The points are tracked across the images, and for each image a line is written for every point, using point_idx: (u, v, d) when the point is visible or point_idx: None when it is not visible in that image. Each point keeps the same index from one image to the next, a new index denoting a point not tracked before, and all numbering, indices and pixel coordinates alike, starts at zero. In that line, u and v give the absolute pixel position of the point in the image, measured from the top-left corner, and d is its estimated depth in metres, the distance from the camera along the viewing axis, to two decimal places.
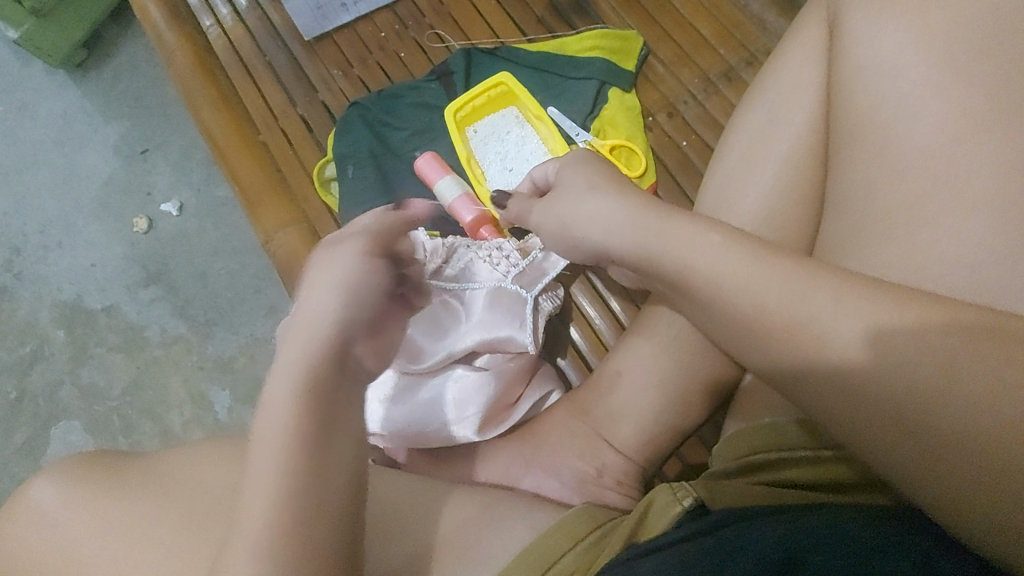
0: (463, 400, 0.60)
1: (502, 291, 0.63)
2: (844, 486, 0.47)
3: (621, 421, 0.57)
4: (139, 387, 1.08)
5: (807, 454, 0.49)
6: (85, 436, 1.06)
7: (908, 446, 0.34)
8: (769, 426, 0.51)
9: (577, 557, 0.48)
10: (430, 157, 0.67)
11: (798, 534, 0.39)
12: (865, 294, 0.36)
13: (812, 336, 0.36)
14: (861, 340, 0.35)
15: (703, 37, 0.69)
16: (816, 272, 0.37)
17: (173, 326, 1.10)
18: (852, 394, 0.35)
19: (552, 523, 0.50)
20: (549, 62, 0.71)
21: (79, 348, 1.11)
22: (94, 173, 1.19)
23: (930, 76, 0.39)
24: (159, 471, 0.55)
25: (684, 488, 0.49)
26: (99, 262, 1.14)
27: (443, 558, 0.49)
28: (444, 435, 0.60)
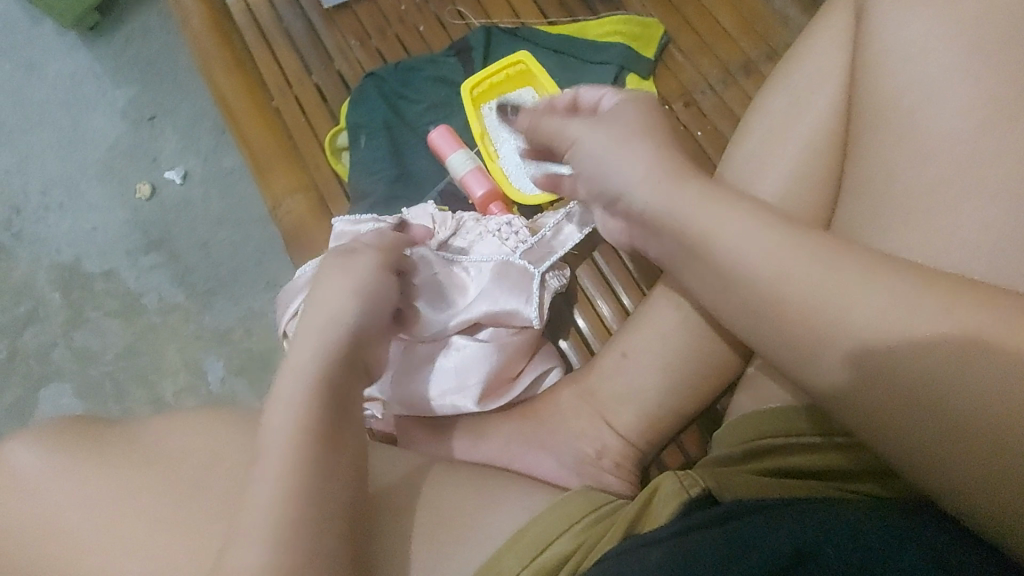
0: (465, 368, 0.61)
1: (511, 265, 0.62)
2: (851, 474, 0.48)
3: (622, 405, 0.57)
4: (134, 353, 1.07)
5: (814, 440, 0.49)
6: (77, 399, 1.05)
7: (926, 434, 0.34)
8: (776, 411, 0.51)
9: (569, 540, 0.48)
10: (444, 129, 0.66)
11: (809, 525, 0.39)
12: (886, 277, 0.35)
13: (835, 318, 0.36)
14: (880, 325, 0.35)
15: (724, 28, 0.69)
16: (839, 253, 0.37)
17: (172, 294, 1.09)
18: (875, 371, 0.35)
19: (547, 505, 0.51)
20: (569, 44, 0.71)
21: (75, 311, 1.10)
22: (100, 136, 1.18)
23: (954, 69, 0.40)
24: (156, 428, 0.55)
25: (691, 476, 0.49)
26: (100, 226, 1.13)
27: (437, 530, 0.49)
28: (444, 403, 0.60)
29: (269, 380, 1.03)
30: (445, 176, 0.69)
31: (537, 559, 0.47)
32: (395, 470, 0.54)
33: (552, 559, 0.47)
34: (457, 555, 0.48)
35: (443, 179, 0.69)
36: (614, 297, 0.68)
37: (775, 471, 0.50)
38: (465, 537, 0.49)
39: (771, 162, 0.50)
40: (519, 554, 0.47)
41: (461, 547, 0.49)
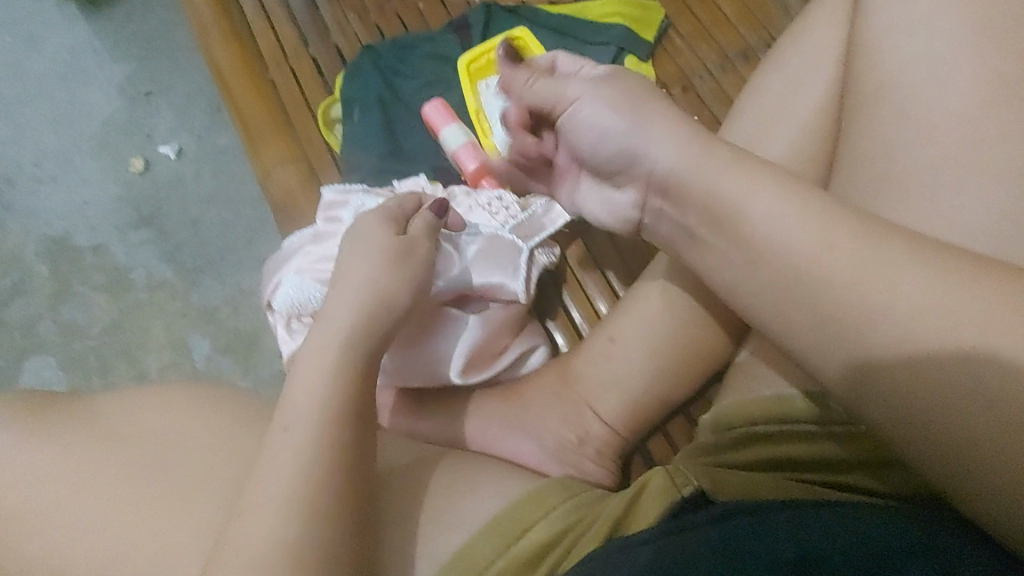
0: (452, 340, 0.60)
1: (499, 241, 0.62)
2: (848, 464, 0.47)
3: (607, 390, 0.56)
4: (120, 329, 1.06)
5: (812, 430, 0.48)
6: (59, 373, 1.04)
7: (961, 432, 0.32)
8: (772, 399, 0.50)
9: (549, 526, 0.48)
10: (439, 104, 0.66)
11: (811, 529, 0.39)
12: (900, 253, 0.34)
13: (853, 304, 0.34)
14: (910, 315, 0.33)
15: (725, 14, 0.69)
16: (858, 228, 0.35)
17: (160, 271, 1.08)
18: (890, 364, 0.33)
19: (525, 491, 0.50)
20: (569, 25, 0.71)
21: (62, 285, 1.08)
22: (95, 110, 1.16)
23: (936, 71, 0.41)
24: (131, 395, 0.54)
25: (683, 475, 0.48)
26: (91, 200, 1.12)
27: (413, 508, 0.49)
28: (424, 373, 0.60)
29: (255, 361, 1.02)
30: (438, 151, 0.68)
31: (513, 547, 0.46)
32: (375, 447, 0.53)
33: (532, 546, 0.46)
34: (432, 536, 0.48)
35: (436, 153, 0.68)
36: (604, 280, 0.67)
37: (768, 459, 0.50)
38: (439, 518, 0.48)
39: None
40: (495, 538, 0.47)
41: (435, 527, 0.48)
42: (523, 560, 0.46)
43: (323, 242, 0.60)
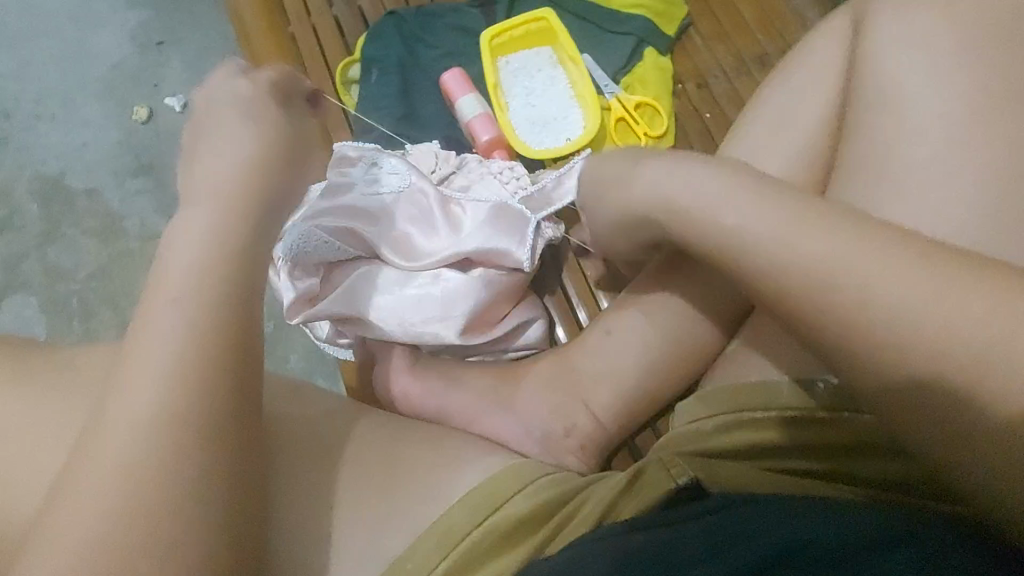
0: (450, 300, 0.60)
1: (508, 208, 0.61)
2: (830, 449, 0.50)
3: (597, 377, 0.58)
4: (105, 277, 1.04)
5: (797, 416, 0.50)
6: (39, 314, 1.02)
7: (944, 414, 0.35)
8: (759, 386, 0.53)
9: (525, 502, 0.48)
10: (458, 73, 0.67)
11: (804, 519, 0.40)
12: (894, 257, 0.36)
13: (844, 304, 0.37)
14: (899, 310, 0.35)
15: (745, 20, 0.70)
16: (852, 234, 0.38)
17: (154, 223, 1.06)
18: (883, 368, 0.36)
19: (504, 467, 0.51)
20: (592, 12, 0.72)
21: (52, 226, 1.07)
22: (104, 54, 1.14)
23: (929, 111, 0.46)
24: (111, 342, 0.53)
25: (679, 465, 0.49)
26: (91, 144, 1.10)
27: (395, 476, 0.49)
28: (422, 332, 0.60)
29: None
30: (452, 121, 0.69)
31: (489, 518, 0.47)
32: (354, 415, 0.54)
33: (507, 520, 0.47)
34: (411, 506, 0.48)
35: (449, 123, 0.69)
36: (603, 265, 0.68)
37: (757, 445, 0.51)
38: (419, 491, 0.49)
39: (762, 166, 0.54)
40: (472, 510, 0.47)
41: (415, 500, 0.48)
42: (499, 535, 0.47)
43: (334, 196, 0.60)
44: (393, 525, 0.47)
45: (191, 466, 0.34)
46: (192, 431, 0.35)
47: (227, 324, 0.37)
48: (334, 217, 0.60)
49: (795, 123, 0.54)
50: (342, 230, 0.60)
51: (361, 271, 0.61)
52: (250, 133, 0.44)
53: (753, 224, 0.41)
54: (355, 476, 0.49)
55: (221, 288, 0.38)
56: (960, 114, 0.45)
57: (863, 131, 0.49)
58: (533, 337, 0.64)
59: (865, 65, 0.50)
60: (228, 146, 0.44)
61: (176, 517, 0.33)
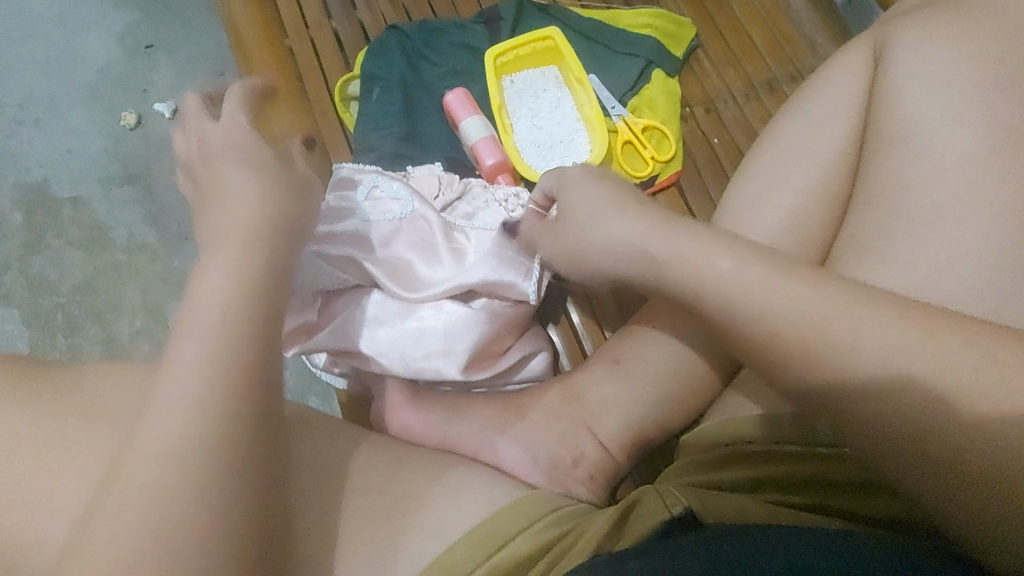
0: (452, 333, 0.58)
1: (513, 237, 0.59)
2: (835, 484, 0.48)
3: (606, 408, 0.56)
4: (91, 289, 0.96)
5: (800, 450, 0.50)
6: (20, 327, 0.94)
7: (932, 456, 0.35)
8: (760, 418, 0.52)
9: (527, 540, 0.46)
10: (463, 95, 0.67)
11: (807, 549, 0.39)
12: (896, 308, 0.37)
13: (834, 352, 0.37)
14: (887, 360, 0.36)
15: (755, 44, 0.72)
16: (840, 291, 0.38)
17: (142, 233, 0.98)
18: (877, 415, 0.36)
19: (510, 500, 0.48)
20: (601, 32, 0.72)
21: (34, 236, 0.98)
22: (90, 55, 1.06)
23: (945, 147, 0.45)
24: (81, 381, 0.47)
25: (674, 495, 0.48)
26: (76, 150, 1.02)
27: (392, 519, 0.45)
28: (426, 366, 0.58)
29: None
30: (454, 142, 0.68)
31: (495, 556, 0.44)
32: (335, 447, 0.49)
33: (511, 558, 0.44)
34: (414, 540, 0.45)
35: (451, 143, 0.68)
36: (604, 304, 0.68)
37: (755, 479, 0.50)
38: (420, 529, 0.45)
39: (774, 198, 0.53)
40: (472, 551, 0.44)
41: (417, 539, 0.45)
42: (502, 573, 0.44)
43: (330, 221, 0.59)
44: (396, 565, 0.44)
45: (177, 513, 0.31)
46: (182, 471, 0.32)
47: (222, 345, 0.34)
48: (332, 245, 0.58)
49: (822, 150, 0.53)
50: (342, 258, 0.58)
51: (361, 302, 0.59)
52: (258, 153, 0.43)
53: (751, 267, 0.40)
54: (357, 511, 0.46)
55: (214, 308, 0.35)
56: (981, 141, 0.45)
57: (880, 160, 0.48)
58: (538, 369, 0.62)
59: (887, 95, 0.49)
60: (234, 162, 0.42)
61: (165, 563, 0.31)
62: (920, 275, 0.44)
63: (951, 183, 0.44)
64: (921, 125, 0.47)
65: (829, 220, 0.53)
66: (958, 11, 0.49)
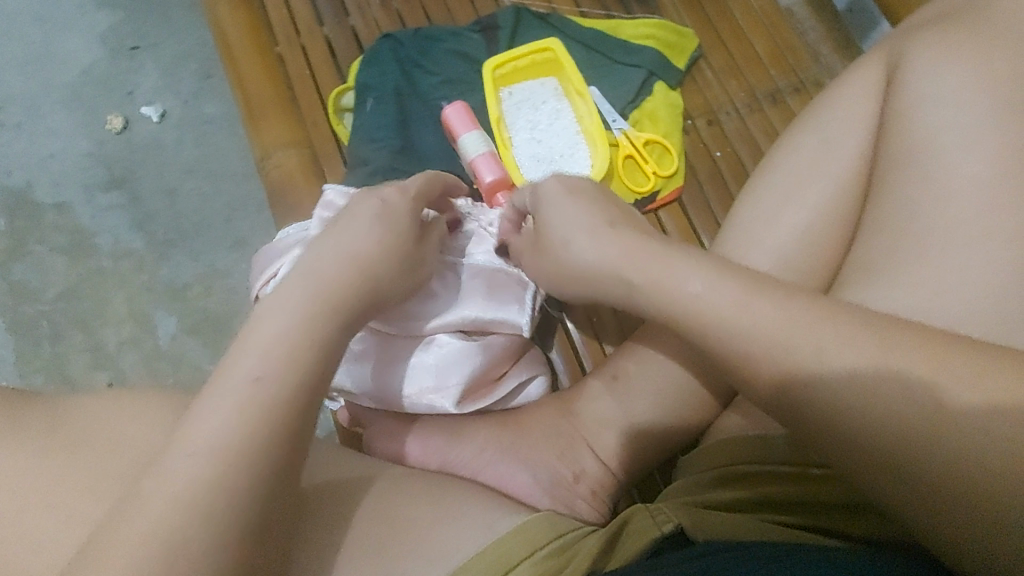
0: (444, 368, 0.57)
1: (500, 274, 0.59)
2: (822, 506, 0.46)
3: (608, 423, 0.55)
4: (75, 296, 0.90)
5: (789, 470, 0.48)
6: (0, 335, 0.88)
7: (911, 472, 0.34)
8: (759, 439, 0.51)
9: (528, 570, 0.43)
10: (462, 110, 0.66)
11: (791, 564, 0.37)
12: (903, 332, 0.37)
13: (799, 367, 0.38)
14: (852, 370, 0.37)
15: (757, 54, 0.74)
16: (803, 312, 0.39)
17: (128, 239, 0.93)
18: (853, 424, 0.36)
19: (511, 527, 0.45)
20: (603, 43, 0.74)
21: (16, 241, 0.92)
22: (74, 58, 1.02)
23: (956, 169, 0.44)
24: (65, 416, 0.44)
25: (663, 513, 0.47)
26: (59, 154, 0.97)
27: (388, 549, 0.43)
28: (419, 402, 0.57)
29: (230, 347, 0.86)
30: (450, 155, 0.68)
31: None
32: (327, 474, 0.47)
33: None
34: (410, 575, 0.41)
35: (449, 156, 0.68)
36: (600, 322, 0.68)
37: (750, 498, 0.48)
38: (417, 558, 0.42)
39: (782, 214, 0.53)
40: None
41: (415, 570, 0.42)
42: None
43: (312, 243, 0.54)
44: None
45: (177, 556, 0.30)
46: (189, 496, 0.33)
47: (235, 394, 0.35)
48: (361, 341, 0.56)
49: (827, 163, 0.52)
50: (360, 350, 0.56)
51: (355, 345, 0.56)
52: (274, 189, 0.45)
53: (721, 285, 0.41)
54: (354, 538, 0.43)
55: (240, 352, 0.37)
56: (996, 151, 0.44)
57: (892, 172, 0.47)
58: (535, 394, 0.61)
59: (900, 102, 0.49)
60: None
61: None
62: (931, 297, 0.43)
63: (964, 198, 0.44)
64: (932, 136, 0.46)
65: (841, 236, 0.52)
66: (968, 29, 0.48)
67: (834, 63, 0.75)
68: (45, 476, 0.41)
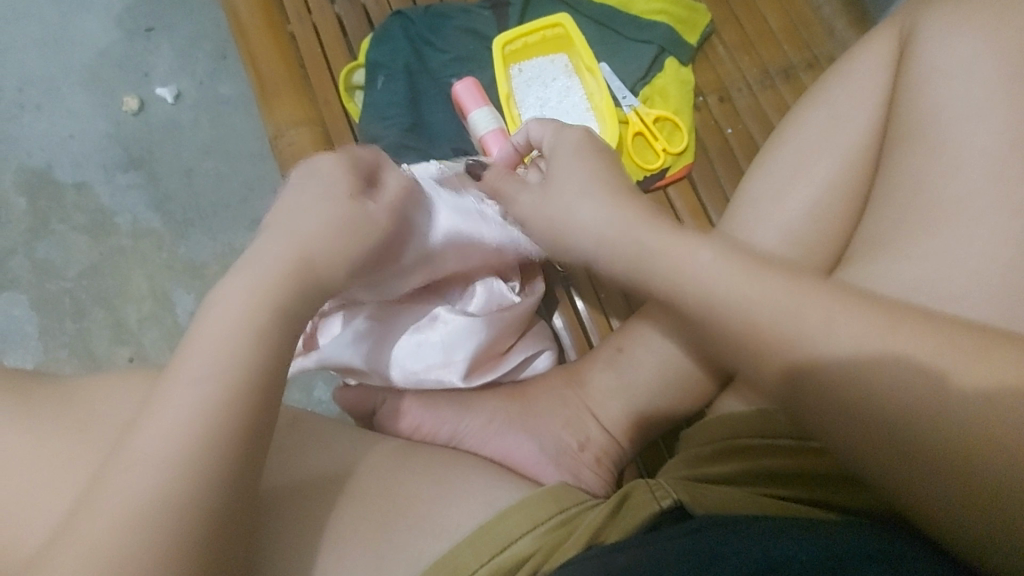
0: (451, 344, 0.58)
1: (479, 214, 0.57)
2: (823, 480, 0.47)
3: (613, 395, 0.56)
4: (98, 274, 0.92)
5: (789, 444, 0.49)
6: (29, 312, 0.90)
7: (914, 443, 0.35)
8: (756, 414, 0.51)
9: (529, 542, 0.44)
10: (469, 87, 0.66)
11: (782, 539, 0.38)
12: (899, 313, 0.37)
13: (799, 346, 0.38)
14: (850, 347, 0.37)
15: (771, 29, 0.73)
16: (804, 289, 0.39)
17: (147, 218, 0.95)
18: (848, 402, 0.37)
19: (512, 502, 0.46)
20: (613, 18, 0.74)
21: (39, 221, 0.95)
22: (90, 40, 1.03)
23: (968, 144, 0.44)
24: (92, 384, 0.47)
25: (663, 488, 0.48)
26: (78, 135, 0.99)
27: (398, 512, 0.45)
28: (429, 377, 0.59)
29: None
30: (459, 132, 0.69)
31: (496, 557, 0.43)
32: (338, 441, 0.49)
33: (511, 561, 0.43)
34: (416, 539, 0.43)
35: (458, 133, 0.69)
36: (600, 294, 0.69)
37: (747, 473, 0.49)
38: (426, 520, 0.44)
39: (790, 190, 0.53)
40: (476, 550, 0.43)
41: (424, 530, 0.44)
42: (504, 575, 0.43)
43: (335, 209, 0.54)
44: (394, 566, 0.43)
45: None
46: (212, 454, 0.35)
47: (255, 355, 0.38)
48: (359, 321, 0.57)
49: (836, 139, 0.52)
50: (357, 330, 0.57)
51: (359, 324, 0.57)
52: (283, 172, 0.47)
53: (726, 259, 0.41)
54: (365, 501, 0.45)
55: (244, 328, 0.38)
56: (1006, 124, 0.43)
57: (901, 147, 0.47)
58: (542, 367, 0.63)
59: (912, 75, 0.48)
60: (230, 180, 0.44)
61: (190, 531, 0.34)
62: (938, 270, 0.42)
63: (971, 172, 0.43)
64: (941, 110, 0.46)
65: (847, 213, 0.52)
66: None
67: (850, 38, 0.74)
68: (72, 441, 0.43)
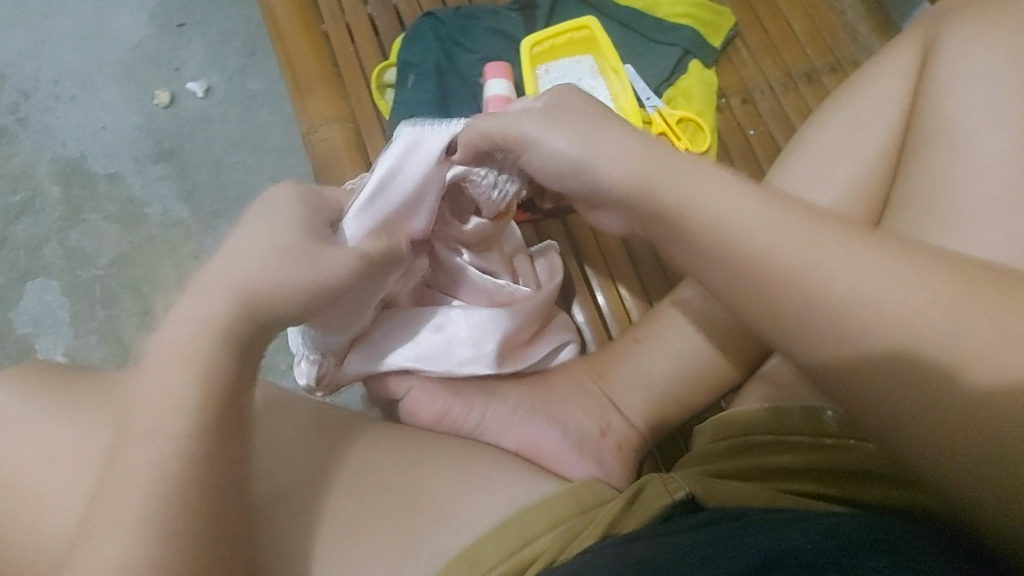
0: (478, 337, 0.59)
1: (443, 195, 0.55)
2: (835, 472, 0.48)
3: (634, 387, 0.58)
4: (128, 262, 0.95)
5: (803, 439, 0.50)
6: (61, 298, 0.93)
7: (942, 426, 0.34)
8: (769, 409, 0.53)
9: (550, 539, 0.46)
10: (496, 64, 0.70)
11: (789, 531, 0.39)
12: (922, 281, 0.36)
13: (828, 330, 0.37)
14: (871, 304, 0.36)
15: (795, 33, 0.74)
16: (827, 253, 0.37)
17: (176, 208, 0.98)
18: (871, 383, 0.36)
19: (534, 498, 0.48)
20: (638, 22, 0.76)
21: (72, 210, 0.98)
22: (124, 35, 1.06)
23: (987, 149, 0.45)
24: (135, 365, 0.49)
25: (676, 481, 0.49)
26: (111, 127, 1.02)
27: (425, 494, 0.47)
28: (463, 369, 0.59)
29: None
30: None
31: (516, 554, 0.45)
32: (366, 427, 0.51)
33: (532, 557, 0.45)
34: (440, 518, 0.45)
35: None
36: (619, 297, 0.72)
37: (760, 468, 0.50)
38: (452, 502, 0.46)
39: (812, 191, 0.54)
40: (500, 545, 0.45)
41: (450, 511, 0.46)
42: (525, 568, 0.44)
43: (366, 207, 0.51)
44: (422, 545, 0.45)
45: None
46: None
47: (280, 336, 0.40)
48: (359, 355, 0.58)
49: (857, 142, 0.53)
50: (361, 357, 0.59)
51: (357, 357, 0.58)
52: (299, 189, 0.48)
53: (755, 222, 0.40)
54: (392, 484, 0.47)
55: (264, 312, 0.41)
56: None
57: (924, 149, 0.48)
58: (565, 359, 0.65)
59: (933, 81, 0.49)
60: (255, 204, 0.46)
61: None
62: None
63: (992, 174, 0.44)
64: (962, 115, 0.47)
65: (869, 213, 0.53)
66: (1005, 7, 0.48)
67: (872, 42, 0.75)
68: None
